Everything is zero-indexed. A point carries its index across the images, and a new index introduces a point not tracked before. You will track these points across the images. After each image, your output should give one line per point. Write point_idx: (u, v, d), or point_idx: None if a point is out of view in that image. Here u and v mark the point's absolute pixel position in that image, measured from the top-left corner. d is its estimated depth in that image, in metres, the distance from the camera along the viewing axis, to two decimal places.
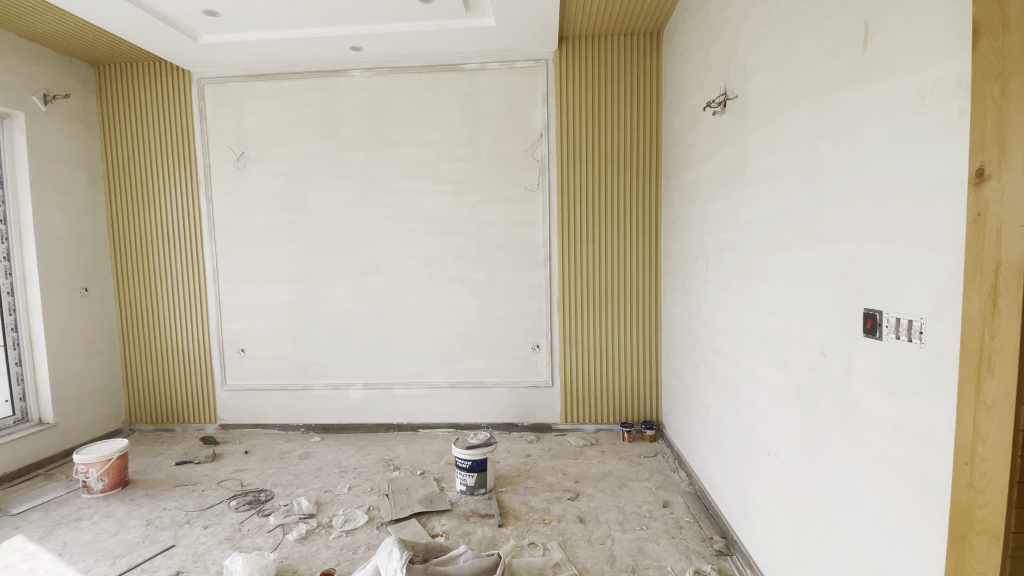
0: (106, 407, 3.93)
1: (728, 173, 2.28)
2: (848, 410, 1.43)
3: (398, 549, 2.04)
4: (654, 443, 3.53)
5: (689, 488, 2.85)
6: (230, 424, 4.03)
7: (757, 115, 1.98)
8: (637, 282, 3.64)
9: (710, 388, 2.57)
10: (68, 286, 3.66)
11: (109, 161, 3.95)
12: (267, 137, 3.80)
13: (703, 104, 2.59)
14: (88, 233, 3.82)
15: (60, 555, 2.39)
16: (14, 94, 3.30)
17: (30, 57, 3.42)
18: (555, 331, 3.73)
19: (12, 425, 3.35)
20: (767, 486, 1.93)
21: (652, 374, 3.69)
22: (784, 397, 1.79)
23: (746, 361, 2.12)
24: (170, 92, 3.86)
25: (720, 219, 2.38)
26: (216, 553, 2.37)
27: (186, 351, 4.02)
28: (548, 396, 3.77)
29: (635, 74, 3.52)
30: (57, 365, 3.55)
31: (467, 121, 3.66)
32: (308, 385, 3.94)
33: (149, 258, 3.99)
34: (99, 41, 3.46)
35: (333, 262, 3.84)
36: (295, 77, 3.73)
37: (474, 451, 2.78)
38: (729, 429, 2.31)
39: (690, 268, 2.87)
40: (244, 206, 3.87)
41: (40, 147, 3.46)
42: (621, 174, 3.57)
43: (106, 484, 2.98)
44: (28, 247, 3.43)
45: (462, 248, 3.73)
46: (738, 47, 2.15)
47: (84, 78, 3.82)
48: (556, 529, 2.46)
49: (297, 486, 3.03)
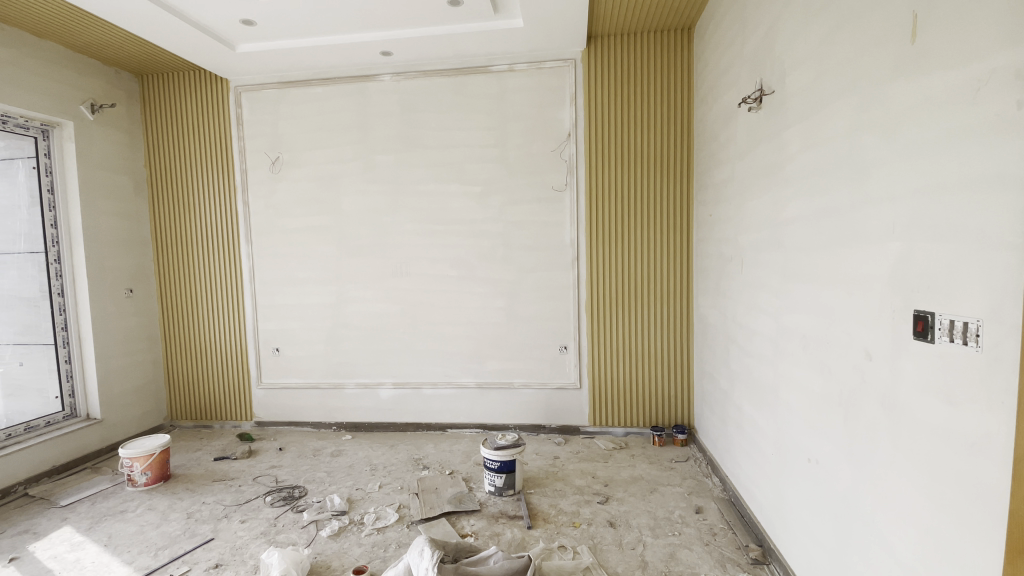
0: (149, 403, 4.09)
1: (765, 171, 2.22)
2: (896, 416, 1.37)
3: (429, 548, 2.05)
4: (685, 447, 3.47)
5: (723, 494, 2.78)
6: (265, 421, 4.14)
7: (796, 111, 1.92)
8: (668, 284, 3.58)
9: (746, 392, 2.50)
10: (114, 287, 3.83)
11: (152, 167, 4.12)
12: (302, 143, 3.90)
13: (737, 101, 2.54)
14: (132, 236, 3.99)
15: (106, 546, 2.50)
16: (63, 103, 3.46)
17: (78, 69, 3.59)
18: (583, 333, 3.70)
19: (62, 420, 3.51)
20: (808, 495, 1.86)
21: (684, 377, 3.62)
22: (826, 402, 1.73)
23: (786, 365, 2.05)
24: (208, 98, 4.00)
25: (757, 218, 2.32)
26: (252, 547, 2.43)
27: (223, 349, 4.15)
28: (576, 397, 3.74)
29: (666, 71, 3.46)
30: (104, 363, 3.71)
31: (495, 122, 3.67)
32: (339, 385, 4.01)
33: (188, 260, 4.14)
34: (141, 52, 3.61)
35: (364, 264, 3.90)
36: (327, 83, 3.82)
37: (503, 452, 2.77)
38: (767, 435, 2.25)
39: (725, 269, 2.80)
40: (279, 209, 3.97)
41: (87, 154, 3.63)
42: (651, 172, 3.52)
43: (149, 478, 3.10)
44: (76, 249, 3.59)
45: (490, 249, 3.74)
46: (775, 41, 2.09)
47: (129, 87, 4.00)
48: (586, 533, 2.44)
49: (329, 483, 3.08)
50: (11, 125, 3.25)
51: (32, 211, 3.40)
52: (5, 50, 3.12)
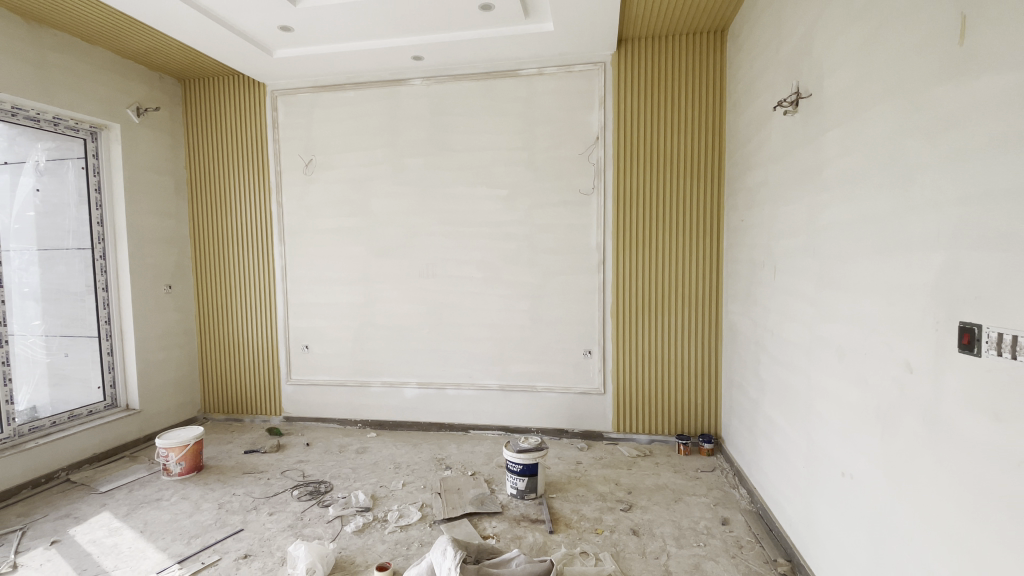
0: (183, 396, 4.24)
1: (801, 176, 2.16)
2: (938, 432, 1.31)
3: (451, 548, 2.06)
4: (712, 457, 3.39)
5: (750, 506, 2.71)
6: (293, 416, 4.24)
7: (835, 114, 1.87)
8: (696, 290, 3.52)
9: (777, 403, 2.44)
10: (155, 283, 3.99)
11: (192, 169, 4.29)
12: (333, 145, 3.99)
13: (773, 104, 2.48)
14: (171, 234, 4.15)
15: (142, 533, 2.59)
16: (110, 107, 3.63)
17: (126, 74, 3.76)
18: (607, 338, 3.67)
19: (103, 409, 3.67)
20: (841, 511, 1.80)
21: (712, 384, 3.55)
22: (863, 414, 1.68)
23: (819, 376, 2.00)
24: (245, 102, 4.13)
25: (792, 225, 2.26)
26: (279, 539, 2.49)
27: (255, 345, 4.27)
28: (599, 403, 3.71)
29: (698, 74, 3.41)
30: (143, 355, 3.86)
31: (523, 126, 3.68)
32: (365, 383, 4.07)
33: (224, 258, 4.28)
34: (184, 57, 3.76)
35: (391, 264, 3.96)
36: (360, 87, 3.90)
37: (526, 455, 2.77)
38: (798, 447, 2.18)
39: (756, 276, 2.74)
40: (311, 210, 4.07)
41: (132, 155, 3.79)
42: (680, 175, 3.48)
43: (183, 468, 3.21)
44: (120, 246, 3.76)
45: (515, 252, 3.75)
46: (813, 43, 2.04)
47: (172, 92, 4.17)
48: (608, 540, 2.41)
49: (354, 480, 3.13)
50: (62, 127, 3.41)
51: (80, 209, 3.57)
52: (59, 56, 3.27)
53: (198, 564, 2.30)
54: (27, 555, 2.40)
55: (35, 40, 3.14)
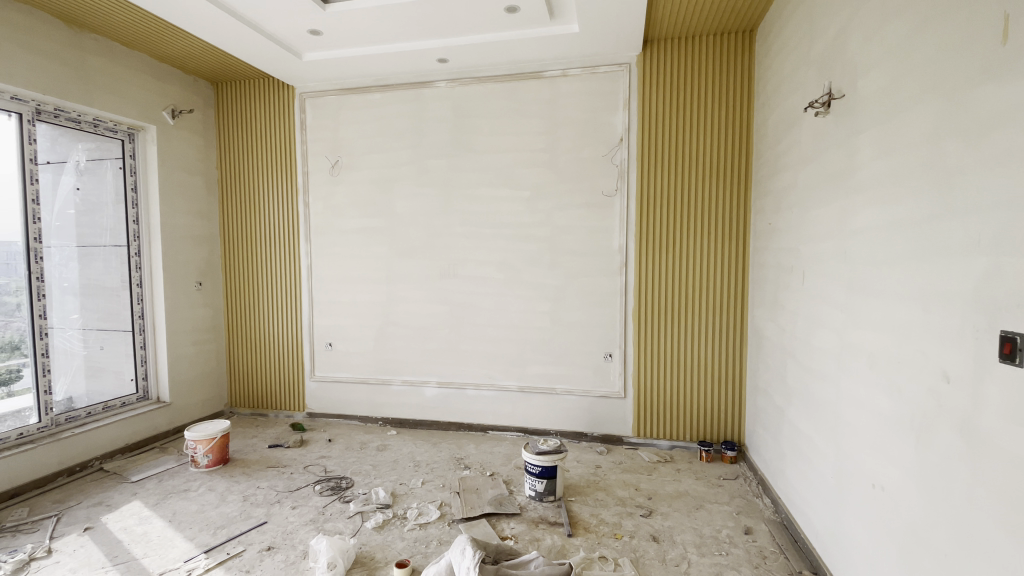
0: (211, 390, 4.36)
1: (832, 178, 2.11)
2: (976, 444, 1.26)
3: (470, 547, 2.07)
4: (735, 465, 3.33)
5: (775, 516, 2.65)
6: (316, 412, 4.31)
7: (870, 115, 1.82)
8: (721, 293, 3.46)
9: (804, 411, 2.38)
10: (186, 280, 4.11)
11: (223, 169, 4.41)
12: (359, 147, 4.05)
13: (803, 105, 2.43)
14: (202, 233, 4.27)
15: (170, 522, 2.67)
16: (147, 109, 3.75)
17: (162, 77, 3.89)
18: (629, 341, 3.64)
19: (136, 401, 3.79)
20: (871, 523, 1.75)
21: (736, 391, 3.48)
22: (896, 424, 1.62)
23: (849, 383, 1.94)
24: (275, 104, 4.22)
25: (822, 229, 2.21)
26: (301, 533, 2.54)
27: (280, 342, 4.37)
28: (620, 406, 3.67)
29: (725, 74, 3.36)
30: (173, 350, 3.98)
31: (547, 127, 3.68)
32: (386, 381, 4.12)
33: (252, 257, 4.39)
34: (217, 61, 3.87)
35: (414, 264, 4.00)
36: (385, 89, 3.96)
37: (545, 457, 2.77)
38: (827, 458, 2.12)
39: (784, 281, 2.69)
40: (336, 211, 4.14)
41: (167, 156, 3.92)
42: (706, 177, 3.43)
43: (211, 460, 3.29)
44: (154, 243, 3.88)
45: (537, 254, 3.75)
46: (846, 42, 1.99)
47: (205, 94, 4.30)
48: (627, 545, 2.39)
49: (374, 477, 3.17)
50: (101, 128, 3.55)
51: (117, 208, 3.70)
52: (99, 60, 3.41)
53: (224, 555, 2.36)
54: (61, 540, 2.48)
55: (77, 45, 3.27)
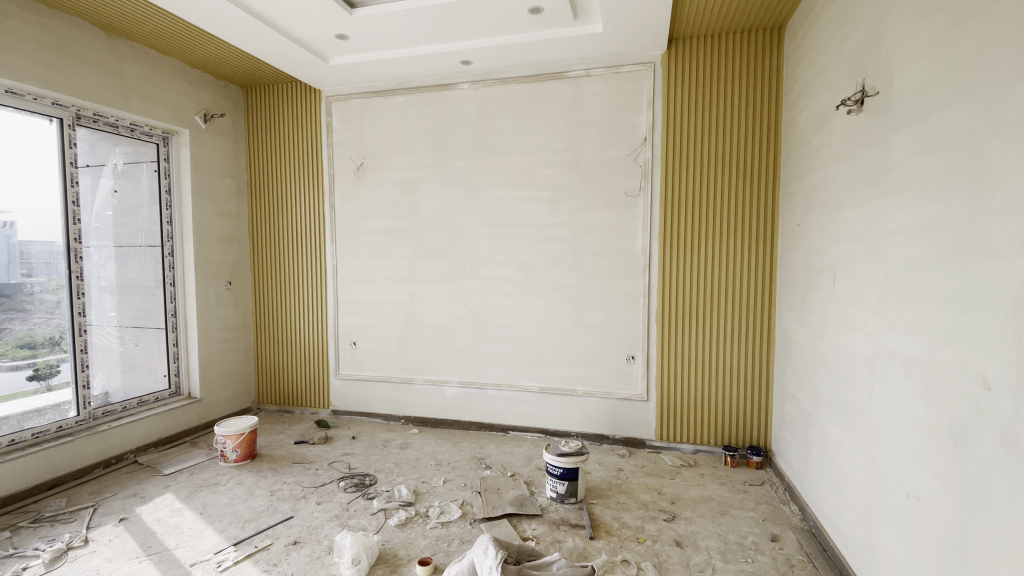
0: (239, 387, 4.47)
1: (865, 178, 2.06)
2: (1017, 454, 1.22)
3: (492, 547, 2.07)
4: (761, 471, 3.26)
5: (802, 524, 2.59)
6: (340, 410, 4.39)
7: (905, 113, 1.77)
8: (747, 295, 3.40)
9: (834, 416, 2.32)
10: (216, 280, 4.23)
11: (252, 171, 4.52)
12: (383, 149, 4.11)
13: (835, 103, 2.37)
14: (232, 233, 4.39)
15: (201, 514, 2.75)
16: (180, 114, 3.88)
17: (195, 82, 4.01)
18: (652, 343, 3.60)
19: (168, 396, 3.92)
20: (904, 533, 1.70)
21: (762, 394, 3.41)
22: (932, 431, 1.57)
23: (883, 389, 1.89)
24: (303, 107, 4.32)
25: (854, 230, 2.15)
26: (326, 529, 2.58)
27: (306, 340, 4.46)
28: (642, 409, 3.64)
29: (752, 72, 3.30)
30: (204, 347, 4.10)
31: (569, 128, 3.67)
32: (409, 380, 4.17)
33: (280, 257, 4.49)
34: (247, 66, 3.97)
35: (436, 265, 4.03)
36: (409, 92, 4.00)
37: (567, 459, 2.76)
38: (858, 466, 2.06)
39: (813, 283, 2.62)
40: (361, 212, 4.21)
41: (199, 158, 4.04)
42: (732, 177, 3.38)
43: (239, 455, 3.38)
44: (187, 244, 4.01)
45: (558, 254, 3.74)
46: (880, 38, 1.94)
47: (235, 98, 4.42)
48: (650, 550, 2.36)
49: (397, 474, 3.21)
50: (137, 132, 3.68)
51: (152, 209, 3.83)
52: (135, 67, 3.53)
53: (252, 548, 2.42)
54: (97, 530, 2.58)
55: (114, 52, 3.40)
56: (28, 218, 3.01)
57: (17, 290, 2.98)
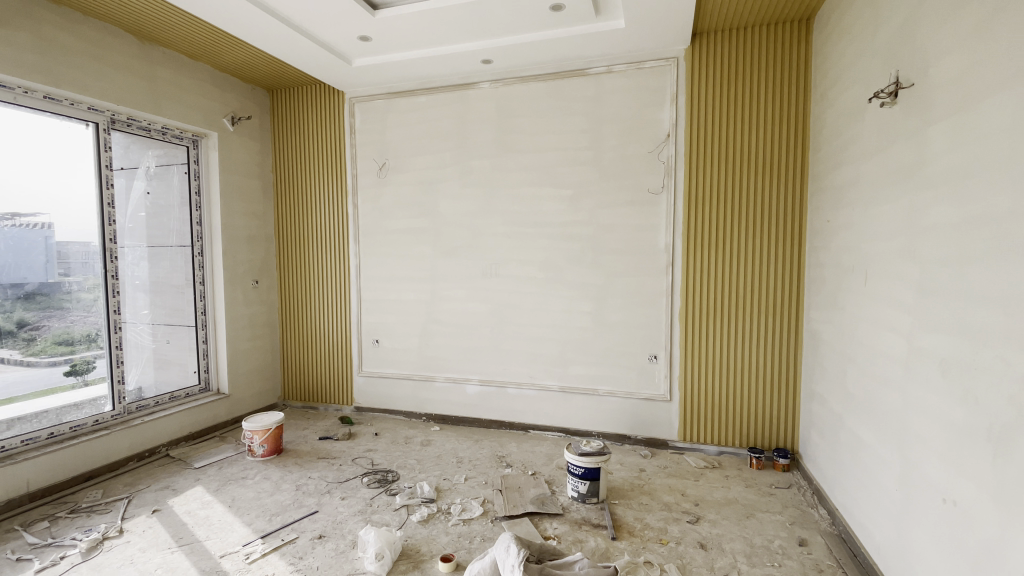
0: (266, 383, 4.58)
1: (899, 173, 1.99)
2: None
3: (515, 546, 2.07)
4: (788, 473, 3.18)
5: (832, 529, 2.52)
6: (362, 407, 4.45)
7: (943, 105, 1.70)
8: (773, 294, 3.32)
9: (865, 418, 2.26)
10: (244, 278, 4.33)
11: (278, 172, 4.62)
12: (405, 149, 4.15)
13: (867, 95, 2.29)
14: (258, 233, 4.49)
15: (229, 507, 2.82)
16: (209, 117, 3.98)
17: (223, 86, 4.11)
18: (675, 342, 3.55)
19: (198, 392, 4.03)
20: (940, 538, 1.64)
21: (789, 396, 3.34)
22: (969, 435, 1.51)
23: (917, 391, 1.83)
24: (327, 109, 4.39)
25: (887, 227, 2.08)
26: (350, 524, 2.62)
27: (330, 338, 4.53)
28: (664, 409, 3.59)
29: (780, 65, 3.22)
30: (232, 344, 4.21)
31: (591, 126, 3.64)
32: (430, 378, 4.20)
33: (305, 256, 4.58)
34: (273, 69, 4.05)
35: (457, 264, 4.05)
36: (430, 92, 4.03)
37: (588, 459, 2.74)
38: (891, 470, 2.00)
39: (844, 281, 2.55)
40: (384, 212, 4.26)
41: (227, 160, 4.14)
42: (758, 173, 3.31)
43: (266, 450, 3.46)
44: (216, 244, 4.11)
45: (579, 252, 3.72)
46: (915, 27, 1.87)
47: (261, 101, 4.51)
48: (673, 552, 2.33)
49: (419, 471, 3.24)
50: (168, 135, 3.79)
51: (182, 210, 3.94)
52: (166, 71, 3.64)
53: (279, 541, 2.47)
54: (131, 521, 2.67)
55: (146, 58, 3.50)
56: (66, 219, 3.14)
57: (55, 289, 3.10)
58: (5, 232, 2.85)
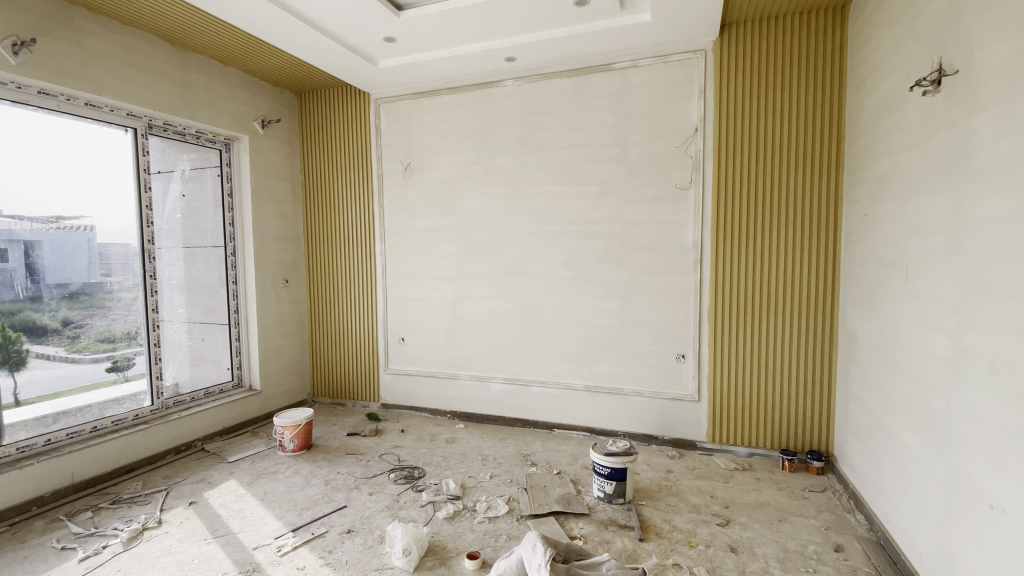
0: (296, 380, 4.68)
1: (943, 164, 1.90)
2: None
3: (541, 544, 2.06)
4: (822, 477, 3.09)
5: (869, 535, 2.43)
6: (389, 404, 4.51)
7: (989, 92, 1.62)
8: (807, 292, 3.22)
9: (906, 419, 2.17)
10: (275, 278, 4.44)
11: (306, 173, 4.71)
12: (429, 148, 4.18)
13: (908, 84, 2.20)
14: (288, 233, 4.60)
15: (262, 500, 2.90)
16: (241, 121, 4.08)
17: (254, 90, 4.22)
18: (703, 341, 3.48)
19: (231, 387, 4.15)
20: (988, 547, 1.56)
21: (823, 397, 3.23)
22: (1020, 439, 1.43)
23: (963, 392, 1.74)
24: (353, 110, 4.45)
25: (930, 221, 1.99)
26: (378, 519, 2.66)
27: (358, 335, 4.61)
28: (692, 409, 3.53)
29: (814, 56, 3.11)
30: (264, 342, 4.32)
31: (616, 121, 3.59)
32: (455, 376, 4.22)
33: (333, 255, 4.66)
34: (301, 72, 4.13)
35: (481, 262, 4.06)
36: (454, 91, 4.05)
37: (615, 459, 2.71)
38: (933, 474, 1.91)
39: (883, 278, 2.45)
40: (409, 211, 4.30)
41: (258, 162, 4.25)
42: (791, 167, 3.21)
43: (296, 445, 3.54)
44: (248, 244, 4.23)
45: (604, 250, 3.69)
46: (959, 10, 1.78)
47: (290, 104, 4.61)
48: (703, 555, 2.29)
49: (444, 468, 3.26)
50: (203, 139, 3.91)
51: (216, 212, 4.07)
52: (200, 77, 3.75)
53: (309, 534, 2.53)
54: (170, 512, 2.77)
55: (181, 64, 3.62)
56: (107, 221, 3.27)
57: (98, 289, 3.24)
58: (50, 235, 3.00)
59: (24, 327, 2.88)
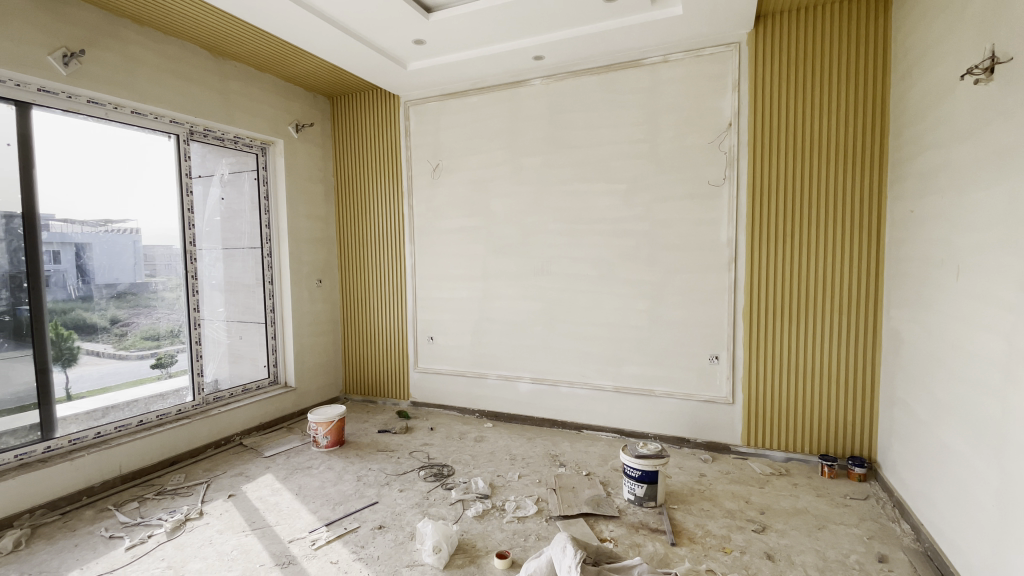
0: (329, 377, 4.79)
1: (996, 156, 1.80)
2: None
3: (571, 546, 2.05)
4: (864, 483, 2.96)
5: (916, 546, 2.32)
6: (418, 402, 4.57)
7: None
8: (848, 291, 3.10)
9: (956, 425, 2.06)
10: (309, 278, 4.56)
11: (338, 175, 4.82)
12: (457, 149, 4.21)
13: (959, 71, 2.08)
14: (321, 234, 4.71)
15: (297, 495, 2.98)
16: (276, 125, 4.20)
17: (288, 95, 4.33)
18: (738, 342, 3.38)
19: (268, 384, 4.28)
20: None
21: (865, 400, 3.10)
22: None
23: (1019, 398, 1.64)
24: (383, 113, 4.53)
25: (984, 216, 1.88)
26: (409, 516, 2.69)
27: (388, 334, 4.68)
28: (726, 412, 3.44)
29: (854, 45, 2.99)
30: (298, 340, 4.44)
31: (645, 118, 3.54)
32: (483, 375, 4.24)
33: (364, 256, 4.75)
34: (333, 76, 4.22)
35: (509, 262, 4.07)
36: (482, 92, 4.07)
37: (646, 461, 2.67)
38: (986, 483, 1.81)
39: (931, 277, 2.33)
40: (437, 212, 4.34)
41: (292, 166, 4.37)
42: (830, 162, 3.09)
43: (329, 441, 3.61)
44: (283, 245, 4.35)
45: (633, 249, 3.64)
46: None
47: (323, 108, 4.72)
48: (738, 562, 2.23)
49: (473, 467, 3.28)
50: (240, 144, 4.05)
51: (253, 214, 4.20)
52: (238, 84, 3.88)
53: (342, 529, 2.58)
54: (210, 504, 2.87)
55: (220, 72, 3.75)
56: (151, 224, 3.41)
57: (143, 288, 3.38)
58: (100, 237, 3.16)
59: (75, 325, 3.03)
